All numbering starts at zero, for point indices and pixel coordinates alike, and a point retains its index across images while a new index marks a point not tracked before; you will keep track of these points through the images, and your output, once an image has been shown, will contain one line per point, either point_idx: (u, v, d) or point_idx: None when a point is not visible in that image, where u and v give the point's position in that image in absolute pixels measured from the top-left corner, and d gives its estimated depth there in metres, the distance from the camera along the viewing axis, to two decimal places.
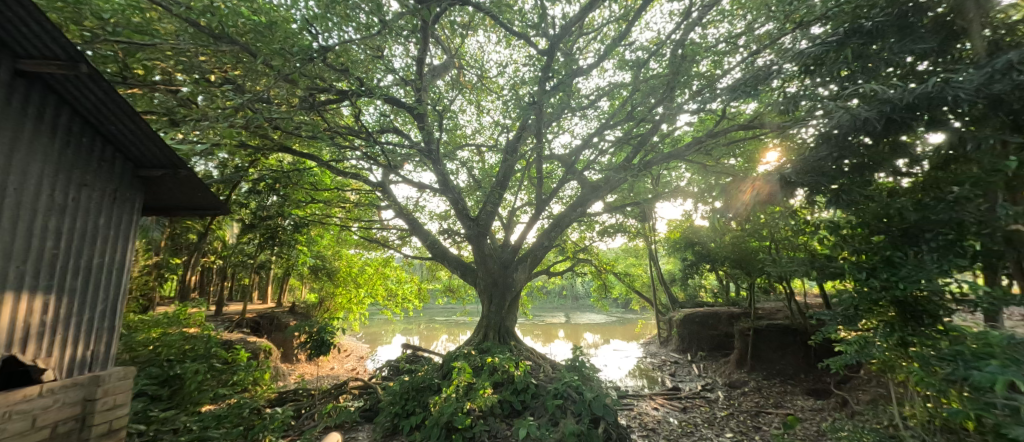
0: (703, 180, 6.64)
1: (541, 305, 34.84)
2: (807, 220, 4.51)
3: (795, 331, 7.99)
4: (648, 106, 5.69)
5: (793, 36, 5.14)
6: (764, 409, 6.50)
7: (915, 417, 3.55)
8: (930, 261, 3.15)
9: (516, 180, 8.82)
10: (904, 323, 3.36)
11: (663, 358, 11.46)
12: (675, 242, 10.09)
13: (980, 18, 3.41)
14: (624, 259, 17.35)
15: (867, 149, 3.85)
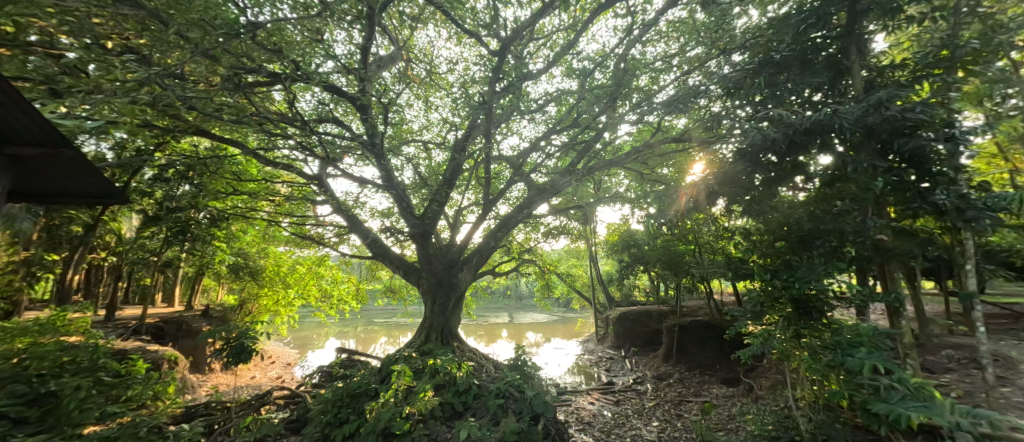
0: (639, 187, 7.08)
1: (487, 305, 34.95)
2: (725, 227, 4.99)
3: (714, 326, 8.83)
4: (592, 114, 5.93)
5: (718, 62, 5.72)
6: (685, 398, 7.10)
7: (803, 399, 4.10)
8: (819, 264, 3.65)
9: (464, 180, 8.73)
10: (799, 317, 3.86)
11: (600, 354, 12.07)
12: (614, 245, 10.67)
13: (859, 61, 4.06)
14: (567, 261, 18.00)
15: (774, 166, 4.36)
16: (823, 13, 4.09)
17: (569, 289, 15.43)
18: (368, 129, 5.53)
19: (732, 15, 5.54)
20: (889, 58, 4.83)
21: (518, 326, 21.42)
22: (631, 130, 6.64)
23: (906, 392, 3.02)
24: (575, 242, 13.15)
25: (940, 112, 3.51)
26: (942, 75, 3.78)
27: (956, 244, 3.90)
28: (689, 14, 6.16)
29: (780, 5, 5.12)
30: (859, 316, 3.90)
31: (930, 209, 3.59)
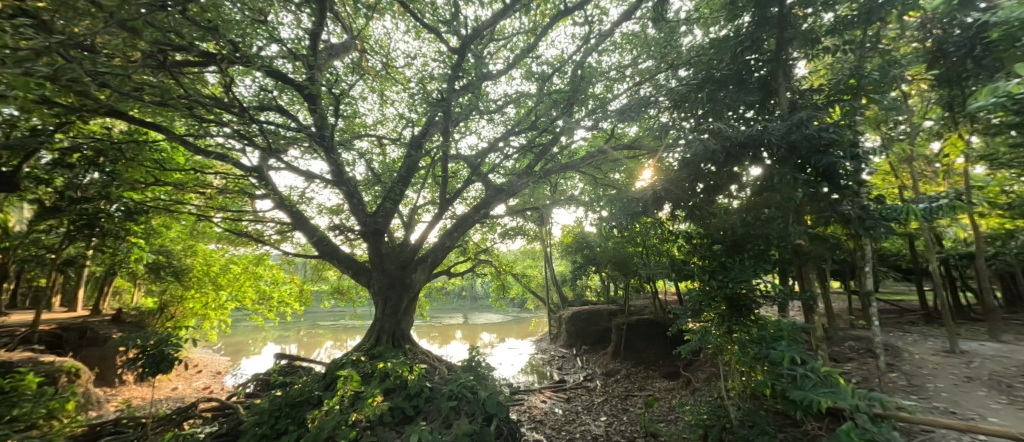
0: (594, 191, 7.34)
1: (443, 306, 34.43)
2: (669, 230, 5.31)
3: (658, 324, 9.37)
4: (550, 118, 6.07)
5: (666, 75, 6.05)
6: (631, 393, 7.46)
7: (734, 389, 4.46)
8: (749, 266, 4.00)
9: (420, 178, 8.53)
10: (731, 314, 4.17)
11: (553, 353, 12.39)
12: (568, 246, 10.97)
13: (785, 84, 4.52)
14: (522, 261, 18.31)
15: (713, 175, 4.71)
16: (755, 39, 4.59)
17: (525, 289, 15.66)
18: (317, 121, 5.22)
19: (678, 33, 5.96)
20: (808, 83, 5.44)
21: (474, 327, 21.33)
22: (586, 135, 6.84)
23: (816, 380, 3.41)
24: (530, 243, 13.37)
25: (847, 133, 4.01)
26: (850, 101, 4.33)
27: (856, 249, 4.47)
28: (641, 28, 6.52)
29: (721, 27, 5.57)
30: (780, 313, 4.33)
31: (838, 218, 4.08)
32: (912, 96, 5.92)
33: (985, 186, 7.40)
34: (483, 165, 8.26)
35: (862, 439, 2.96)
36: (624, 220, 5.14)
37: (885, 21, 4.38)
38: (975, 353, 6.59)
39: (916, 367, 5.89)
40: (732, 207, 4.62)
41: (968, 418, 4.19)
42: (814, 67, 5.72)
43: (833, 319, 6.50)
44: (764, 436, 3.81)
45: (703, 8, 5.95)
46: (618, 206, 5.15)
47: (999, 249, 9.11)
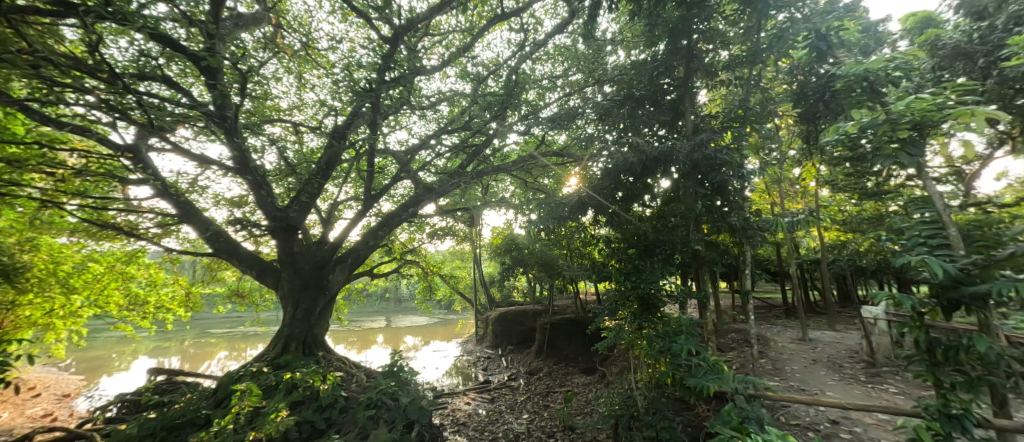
0: (524, 194, 7.54)
1: (365, 308, 32.50)
2: (591, 234, 5.64)
3: (578, 323, 9.97)
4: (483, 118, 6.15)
5: (593, 89, 6.44)
6: (552, 390, 7.78)
7: (641, 380, 4.88)
8: (655, 268, 4.43)
9: (341, 171, 7.98)
10: (642, 313, 4.54)
11: (479, 354, 12.48)
12: (497, 248, 11.11)
13: (690, 108, 5.13)
14: (450, 262, 18.14)
15: (630, 184, 5.13)
16: (668, 65, 5.19)
17: (452, 290, 15.50)
18: (218, 99, 4.57)
19: (604, 51, 6.45)
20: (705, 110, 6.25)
21: (398, 330, 20.47)
22: (518, 139, 7.02)
23: (706, 369, 3.89)
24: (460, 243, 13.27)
25: (736, 155, 4.69)
26: (738, 128, 5.08)
27: (739, 254, 5.24)
28: (572, 42, 6.91)
29: (640, 50, 6.14)
30: (680, 310, 4.87)
31: (727, 227, 4.74)
32: (781, 129, 7.17)
33: (829, 205, 9.26)
34: (414, 163, 8.67)
35: (740, 417, 3.46)
36: (551, 224, 5.33)
37: (764, 63, 5.25)
38: (818, 340, 8.18)
39: (777, 353, 7.11)
40: (645, 214, 5.07)
41: (812, 393, 5.16)
42: (712, 96, 6.61)
43: (720, 315, 7.56)
44: (664, 421, 4.22)
45: (625, 32, 6.52)
46: (547, 210, 5.33)
47: (836, 256, 11.46)
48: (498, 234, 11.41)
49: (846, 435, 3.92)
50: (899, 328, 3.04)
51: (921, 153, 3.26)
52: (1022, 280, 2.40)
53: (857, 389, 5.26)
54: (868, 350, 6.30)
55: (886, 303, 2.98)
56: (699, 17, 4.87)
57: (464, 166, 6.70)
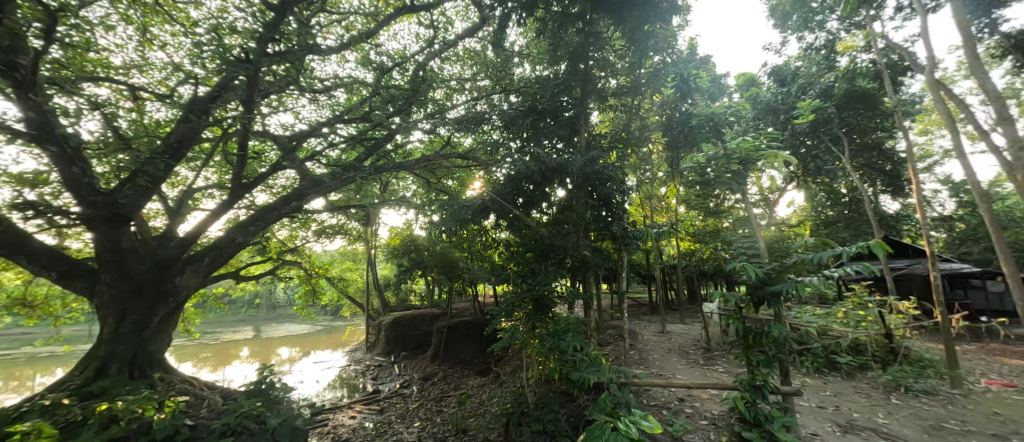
0: (427, 194, 7.42)
1: (225, 316, 27.33)
2: (491, 238, 5.78)
3: (476, 325, 10.27)
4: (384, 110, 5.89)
5: (500, 97, 6.69)
6: (446, 394, 7.69)
7: (533, 377, 5.18)
8: (548, 272, 4.74)
9: (200, 152, 6.69)
10: (535, 314, 4.80)
11: (367, 363, 11.79)
12: (394, 249, 10.54)
13: (583, 125, 5.73)
14: (339, 263, 16.53)
15: (530, 192, 5.43)
16: (567, 84, 5.72)
17: (340, 294, 14.17)
18: (3, 39, 3.41)
19: (511, 62, 6.79)
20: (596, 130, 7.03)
21: (271, 342, 17.86)
22: (424, 138, 6.87)
23: (589, 363, 4.29)
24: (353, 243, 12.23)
25: (619, 172, 5.38)
26: (621, 149, 5.86)
27: (618, 258, 6.00)
28: (482, 48, 7.11)
29: (543, 67, 6.62)
30: (569, 309, 5.29)
31: (610, 235, 5.38)
32: (653, 154, 8.53)
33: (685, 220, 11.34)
34: (300, 152, 8.04)
35: (613, 403, 3.90)
36: (453, 226, 5.30)
37: (642, 95, 6.23)
38: (672, 333, 9.86)
39: (643, 346, 8.31)
40: (542, 220, 5.43)
41: (667, 378, 6.13)
42: (601, 119, 7.49)
43: (601, 314, 8.48)
44: (551, 414, 4.51)
45: (531, 48, 6.97)
46: (449, 213, 5.29)
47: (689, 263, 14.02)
48: (395, 235, 10.82)
49: (688, 410, 4.73)
50: (727, 320, 3.83)
51: (744, 181, 4.22)
52: (799, 282, 3.36)
53: (698, 370, 6.44)
54: (706, 338, 7.80)
55: (722, 303, 3.80)
56: (595, 46, 5.53)
57: (360, 161, 6.27)
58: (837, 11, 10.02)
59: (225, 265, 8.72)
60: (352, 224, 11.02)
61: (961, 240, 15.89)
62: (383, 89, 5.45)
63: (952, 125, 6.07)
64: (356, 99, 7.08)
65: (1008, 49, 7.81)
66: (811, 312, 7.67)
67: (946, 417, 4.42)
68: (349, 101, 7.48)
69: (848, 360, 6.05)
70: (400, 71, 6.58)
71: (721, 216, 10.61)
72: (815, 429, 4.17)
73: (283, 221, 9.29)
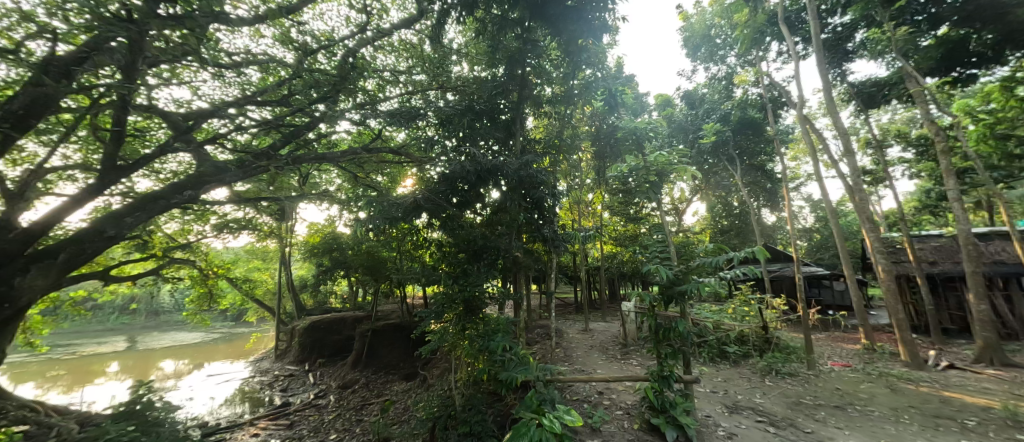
0: (353, 189, 7.15)
1: (87, 324, 22.56)
2: (423, 237, 5.61)
3: (402, 328, 10.17)
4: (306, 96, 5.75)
5: (435, 94, 6.67)
6: (368, 402, 7.39)
7: (461, 379, 5.13)
8: (480, 274, 4.71)
9: (57, 124, 5.47)
10: (465, 315, 4.75)
11: (277, 373, 10.81)
12: (312, 247, 9.69)
13: (518, 130, 5.92)
14: (243, 261, 14.18)
15: (464, 192, 5.37)
16: (504, 88, 5.92)
17: (245, 296, 12.62)
18: None
19: (448, 59, 6.75)
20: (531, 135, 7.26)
21: (152, 354, 15.22)
22: (352, 128, 6.77)
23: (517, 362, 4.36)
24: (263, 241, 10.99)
25: (550, 177, 5.67)
26: (554, 154, 6.25)
27: (547, 259, 6.28)
28: (418, 42, 6.99)
29: (481, 68, 6.70)
30: (500, 310, 5.33)
31: (541, 237, 5.61)
32: (582, 162, 9.14)
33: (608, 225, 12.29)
34: (195, 131, 7.36)
35: (538, 400, 4.00)
36: (381, 224, 5.03)
37: (575, 105, 6.73)
38: (594, 330, 10.57)
39: (567, 344, 8.77)
40: (476, 221, 5.43)
41: (588, 373, 6.52)
42: (534, 124, 7.79)
43: (529, 313, 8.81)
44: (479, 415, 4.48)
45: (469, 48, 7.01)
46: (377, 210, 5.01)
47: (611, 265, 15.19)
48: (314, 232, 9.81)
49: (605, 402, 5.05)
50: (641, 317, 4.20)
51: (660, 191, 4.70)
52: (700, 283, 3.81)
53: (616, 364, 6.96)
54: (623, 334, 8.48)
55: (638, 301, 4.16)
56: (532, 53, 5.78)
57: (276, 148, 6.03)
58: (735, 49, 11.70)
59: (89, 263, 7.22)
60: (262, 218, 9.91)
61: (816, 248, 19.65)
62: (304, 73, 5.39)
63: (813, 153, 7.40)
64: (273, 80, 6.55)
65: (851, 95, 9.80)
66: (709, 308, 8.80)
67: (803, 394, 5.37)
68: (264, 81, 6.76)
69: (736, 350, 7.00)
70: (327, 55, 6.16)
71: (639, 222, 11.64)
72: (708, 411, 4.73)
73: (172, 212, 8.00)
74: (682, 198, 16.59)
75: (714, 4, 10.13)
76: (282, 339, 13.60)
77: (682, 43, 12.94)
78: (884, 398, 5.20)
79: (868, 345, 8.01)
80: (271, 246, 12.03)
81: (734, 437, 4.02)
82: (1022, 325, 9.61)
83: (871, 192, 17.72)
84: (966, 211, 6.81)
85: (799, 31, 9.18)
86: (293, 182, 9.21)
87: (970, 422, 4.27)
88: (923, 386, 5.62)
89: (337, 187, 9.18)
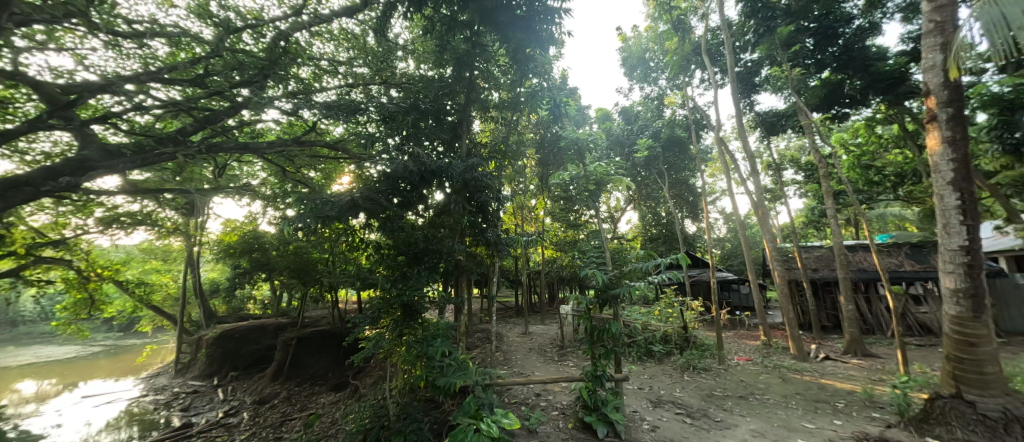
0: (282, 187, 7.02)
1: None
2: (359, 239, 5.31)
3: (332, 335, 10.34)
4: (226, 78, 5.65)
5: (379, 88, 6.80)
6: (289, 417, 7.35)
7: (397, 387, 4.91)
8: (421, 277, 4.56)
9: None
10: (404, 320, 4.54)
11: (176, 391, 9.71)
12: (228, 246, 8.65)
13: (462, 133, 6.06)
14: (136, 262, 12.05)
15: (406, 192, 5.17)
16: (451, 89, 5.97)
17: (139, 302, 10.98)
18: None
19: (393, 54, 6.71)
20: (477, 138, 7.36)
21: (6, 374, 12.54)
22: (283, 117, 6.69)
23: (457, 366, 4.31)
24: (164, 240, 9.62)
25: (494, 181, 5.79)
26: (499, 159, 6.56)
27: (488, 260, 6.38)
28: (360, 33, 6.80)
29: (429, 67, 6.70)
30: (440, 315, 5.20)
31: (484, 240, 5.68)
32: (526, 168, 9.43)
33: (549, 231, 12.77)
34: (79, 108, 6.31)
35: (477, 404, 3.97)
36: (312, 224, 4.65)
37: (520, 111, 6.96)
38: (534, 333, 10.85)
39: (507, 347, 8.91)
40: (418, 223, 5.31)
41: (526, 375, 6.64)
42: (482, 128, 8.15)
43: (470, 318, 8.90)
44: (415, 424, 4.32)
45: (417, 46, 6.94)
46: (307, 209, 4.62)
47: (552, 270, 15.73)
48: (234, 231, 8.88)
49: (542, 403, 5.17)
50: (578, 318, 4.37)
51: None
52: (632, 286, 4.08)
53: (553, 366, 7.20)
54: (561, 336, 8.81)
55: (575, 304, 4.31)
56: (480, 57, 5.97)
57: (187, 133, 5.58)
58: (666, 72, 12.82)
59: None
60: (165, 213, 8.72)
61: (729, 255, 22.26)
62: (227, 52, 5.43)
63: (726, 172, 8.35)
64: (187, 57, 5.91)
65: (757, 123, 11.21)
66: (637, 310, 9.53)
67: (715, 386, 5.99)
68: (174, 57, 6.00)
69: (661, 349, 7.62)
70: (254, 36, 5.65)
71: (577, 228, 12.20)
72: (635, 406, 5.06)
73: (41, 202, 6.71)
74: (618, 207, 17.78)
75: (649, 29, 11.03)
76: (187, 350, 12.01)
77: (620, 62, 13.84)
78: (777, 387, 5.99)
79: (765, 341, 9.18)
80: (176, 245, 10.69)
81: (657, 429, 4.33)
82: (877, 321, 11.61)
83: (771, 207, 20.51)
84: (840, 226, 8.08)
85: (717, 63, 10.41)
86: (206, 173, 8.24)
87: (840, 404, 5.08)
88: (806, 375, 6.59)
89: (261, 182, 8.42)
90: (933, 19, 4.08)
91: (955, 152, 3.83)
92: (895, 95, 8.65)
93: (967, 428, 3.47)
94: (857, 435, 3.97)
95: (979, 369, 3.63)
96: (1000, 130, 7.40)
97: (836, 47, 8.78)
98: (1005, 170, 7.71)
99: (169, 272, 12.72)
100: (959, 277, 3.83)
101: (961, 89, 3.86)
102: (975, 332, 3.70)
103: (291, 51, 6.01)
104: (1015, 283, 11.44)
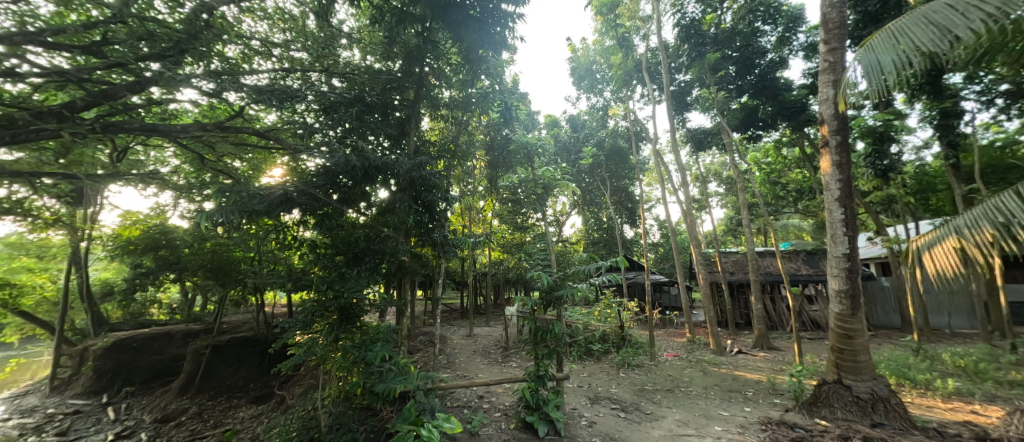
0: (199, 176, 6.39)
1: None
2: (291, 237, 5.07)
3: (255, 342, 9.62)
4: (131, 48, 4.97)
5: (318, 75, 6.50)
6: (201, 435, 6.75)
7: (329, 396, 4.55)
8: (361, 278, 4.31)
9: None
10: (340, 323, 4.24)
11: (49, 412, 8.16)
12: (123, 241, 7.48)
13: (407, 130, 6.07)
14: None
15: (347, 188, 4.98)
16: (400, 84, 5.95)
17: (3, 308, 9.20)
18: None
19: (335, 43, 6.45)
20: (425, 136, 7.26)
21: None
22: (206, 98, 6.09)
23: (397, 371, 4.12)
24: (40, 234, 8.08)
25: (442, 181, 5.78)
26: (447, 159, 6.62)
27: (431, 260, 6.35)
28: (298, 15, 6.42)
29: (376, 60, 6.50)
30: (380, 317, 4.93)
31: (430, 241, 5.65)
32: (473, 169, 9.42)
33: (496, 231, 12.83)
34: None
35: (417, 409, 3.85)
36: (235, 218, 4.25)
37: (472, 110, 7.13)
38: (478, 335, 10.77)
39: (449, 351, 8.80)
40: (358, 221, 5.08)
41: (470, 378, 6.59)
42: (431, 125, 8.12)
43: (413, 322, 8.77)
44: (348, 434, 4.03)
45: (362, 35, 6.70)
46: (229, 204, 4.20)
47: (497, 272, 15.79)
48: (133, 224, 7.53)
49: (484, 405, 5.16)
50: (523, 318, 4.38)
51: None
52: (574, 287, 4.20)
53: (496, 367, 7.24)
54: (505, 338, 8.86)
55: (520, 305, 4.33)
56: (432, 53, 6.06)
57: (77, 108, 4.84)
58: (610, 85, 13.56)
59: None
60: (43, 200, 7.36)
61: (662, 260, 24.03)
62: (133, 19, 4.79)
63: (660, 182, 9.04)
64: (82, 19, 5.15)
65: (688, 138, 12.21)
66: (579, 310, 9.92)
67: (646, 382, 6.42)
68: (61, 18, 5.12)
69: (599, 347, 8.02)
70: (171, 5, 5.01)
71: (524, 230, 12.37)
72: (575, 403, 5.24)
73: None
74: (564, 211, 18.41)
75: (596, 43, 11.62)
76: (68, 363, 10.23)
77: (568, 72, 14.43)
78: (699, 379, 6.60)
79: (690, 337, 10.03)
80: (59, 239, 9.12)
81: (593, 425, 4.53)
82: (778, 318, 13.34)
83: (699, 216, 22.62)
84: (753, 235, 9.01)
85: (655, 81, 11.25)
86: (99, 157, 7.16)
87: (749, 393, 5.71)
88: (723, 367, 7.35)
89: (171, 169, 7.49)
90: (827, 59, 4.74)
91: (842, 173, 4.48)
92: (797, 121, 10.02)
93: (846, 408, 4.12)
94: (762, 419, 4.47)
95: (854, 357, 4.27)
96: (874, 157, 8.83)
97: (753, 76, 9.87)
98: (876, 191, 9.26)
99: (45, 271, 10.54)
100: (842, 280, 4.48)
101: (846, 120, 4.56)
102: (853, 326, 4.32)
103: (215, 26, 5.50)
104: (880, 285, 13.79)
